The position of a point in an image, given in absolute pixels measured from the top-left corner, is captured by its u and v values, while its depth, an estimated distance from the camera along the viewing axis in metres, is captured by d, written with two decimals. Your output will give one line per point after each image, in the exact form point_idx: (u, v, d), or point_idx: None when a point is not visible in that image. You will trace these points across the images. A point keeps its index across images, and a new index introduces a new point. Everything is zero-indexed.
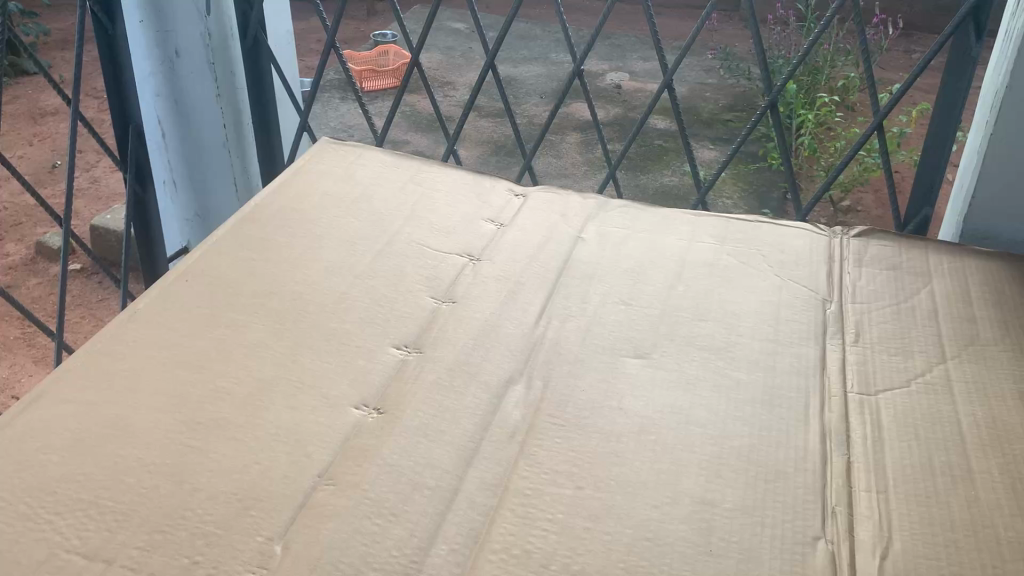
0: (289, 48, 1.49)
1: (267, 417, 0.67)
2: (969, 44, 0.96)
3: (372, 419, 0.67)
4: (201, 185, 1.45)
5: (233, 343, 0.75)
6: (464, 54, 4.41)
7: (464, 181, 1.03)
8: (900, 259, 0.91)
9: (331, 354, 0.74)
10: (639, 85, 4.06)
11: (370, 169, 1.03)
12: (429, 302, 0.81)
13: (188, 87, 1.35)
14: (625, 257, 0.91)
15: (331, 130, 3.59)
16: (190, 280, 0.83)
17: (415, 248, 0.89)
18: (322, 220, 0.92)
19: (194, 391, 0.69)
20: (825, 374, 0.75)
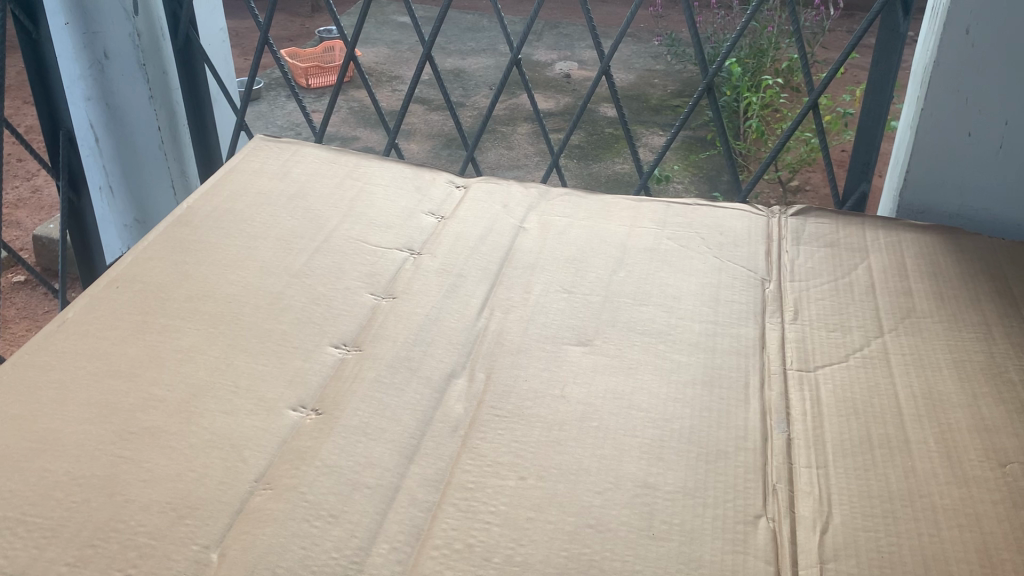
0: (224, 46, 1.46)
1: (202, 422, 0.66)
2: (897, 21, 0.97)
3: (310, 420, 0.66)
4: (139, 190, 1.42)
5: (166, 349, 0.73)
6: (411, 47, 4.38)
7: (404, 174, 1.02)
8: (838, 235, 0.92)
9: (268, 356, 0.73)
10: (588, 73, 4.07)
11: (307, 166, 1.02)
12: (369, 299, 0.80)
13: (120, 89, 1.31)
14: (566, 245, 0.90)
15: (278, 129, 3.54)
16: (122, 286, 0.80)
17: (353, 245, 0.88)
18: (257, 220, 0.91)
19: (126, 400, 0.68)
20: (765, 353, 0.75)
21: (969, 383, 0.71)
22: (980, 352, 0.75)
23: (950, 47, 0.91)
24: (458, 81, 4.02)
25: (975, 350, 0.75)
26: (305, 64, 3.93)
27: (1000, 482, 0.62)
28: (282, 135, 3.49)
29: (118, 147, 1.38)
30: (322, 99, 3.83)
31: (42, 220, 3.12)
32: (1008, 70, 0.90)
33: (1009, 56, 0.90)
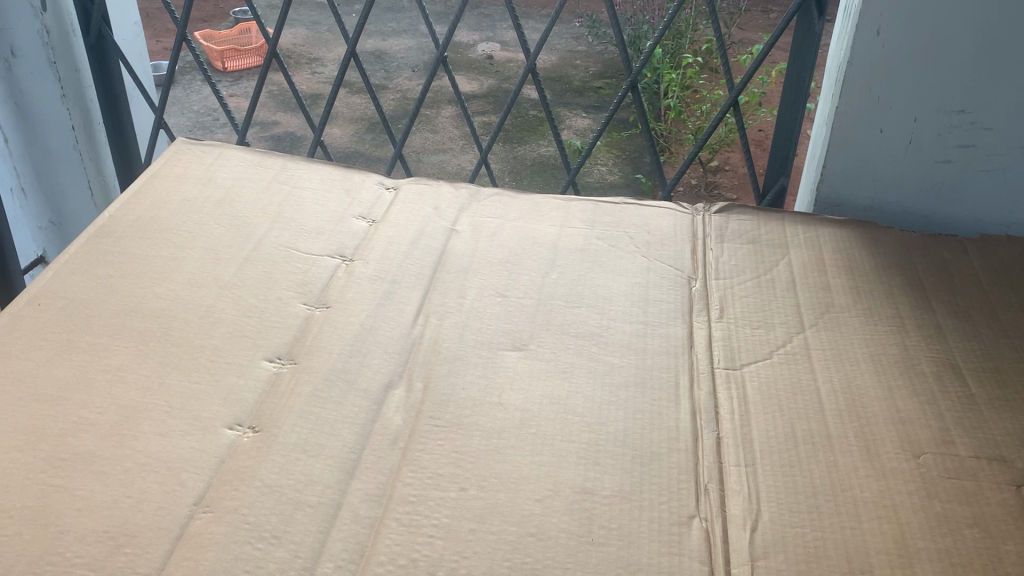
0: (138, 40, 1.42)
1: (135, 445, 0.64)
2: (812, 21, 1.00)
3: (247, 439, 0.66)
4: (53, 191, 1.37)
5: (94, 370, 0.71)
6: (330, 29, 4.29)
7: (333, 176, 1.01)
8: (759, 232, 0.95)
9: (201, 373, 0.72)
10: (510, 55, 4.06)
11: (232, 170, 1.00)
12: (302, 309, 0.80)
13: (29, 88, 1.26)
14: (498, 247, 0.91)
15: (195, 114, 3.44)
16: (43, 303, 0.78)
17: (282, 252, 0.87)
18: (183, 229, 0.89)
19: (55, 426, 0.66)
20: (693, 353, 0.78)
21: (885, 376, 0.75)
22: (894, 345, 0.79)
23: (862, 48, 0.94)
24: (379, 63, 3.96)
25: (890, 343, 0.79)
26: (221, 47, 3.82)
27: (915, 473, 0.65)
28: (200, 121, 3.39)
29: (28, 148, 1.32)
30: (240, 83, 3.73)
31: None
32: (916, 70, 0.94)
33: (917, 57, 0.93)
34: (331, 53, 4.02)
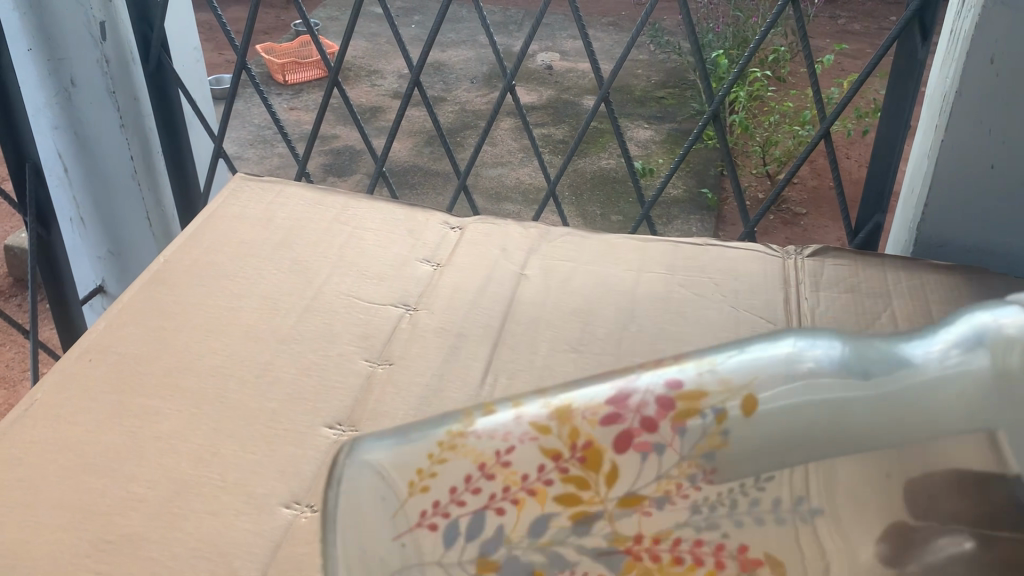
0: (198, 66, 1.39)
1: (186, 527, 0.60)
2: (914, 45, 0.91)
3: (305, 520, 0.61)
4: (112, 222, 1.34)
5: (146, 437, 0.67)
6: (389, 41, 4.27)
7: (396, 215, 0.96)
8: (857, 278, 0.87)
9: (257, 442, 0.67)
10: (569, 64, 3.99)
11: (291, 209, 0.95)
12: (364, 366, 0.75)
13: (89, 119, 1.24)
14: (572, 294, 0.85)
15: (255, 128, 3.45)
16: (94, 359, 0.74)
17: (344, 302, 0.82)
18: (240, 276, 0.85)
19: (103, 502, 0.61)
20: None
21: None
22: None
23: (972, 78, 0.86)
24: (437, 75, 3.93)
25: None
26: (281, 60, 3.82)
27: None
28: (260, 135, 3.39)
29: (87, 178, 1.30)
30: (299, 96, 3.72)
31: (7, 216, 2.92)
32: None
33: None
34: (390, 65, 4.00)
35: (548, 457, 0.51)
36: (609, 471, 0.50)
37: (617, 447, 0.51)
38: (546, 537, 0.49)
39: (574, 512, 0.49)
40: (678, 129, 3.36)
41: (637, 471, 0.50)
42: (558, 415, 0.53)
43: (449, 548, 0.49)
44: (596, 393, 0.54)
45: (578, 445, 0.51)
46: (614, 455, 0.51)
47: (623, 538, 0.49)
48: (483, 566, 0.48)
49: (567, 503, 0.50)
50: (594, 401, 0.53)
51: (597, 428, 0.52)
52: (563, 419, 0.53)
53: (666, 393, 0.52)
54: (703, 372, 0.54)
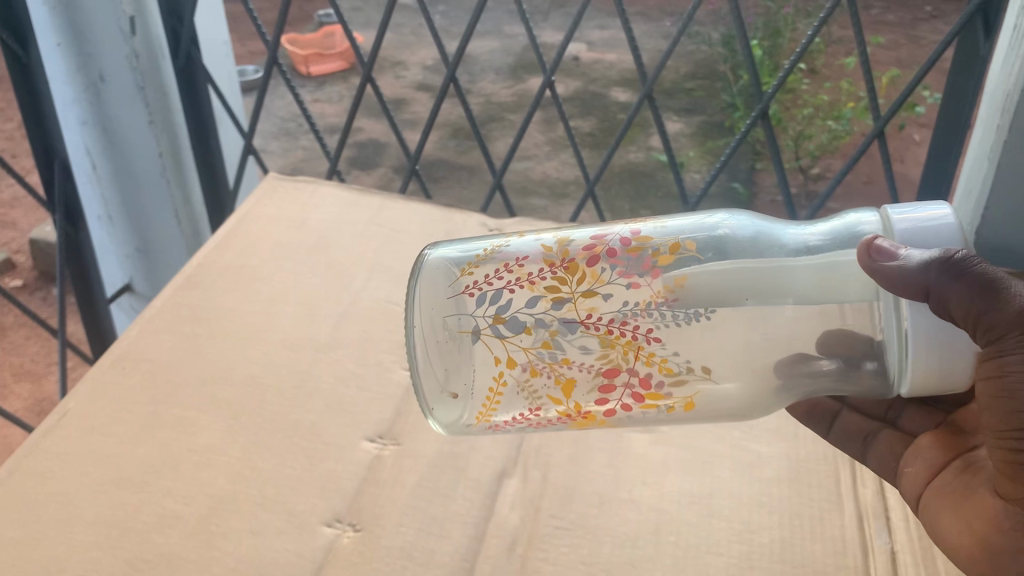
0: (227, 61, 1.37)
1: (225, 547, 0.57)
2: (978, 40, 0.87)
3: (347, 541, 0.58)
4: (140, 219, 1.32)
5: (181, 451, 0.64)
6: (413, 31, 4.23)
7: (433, 216, 0.93)
8: None
9: (296, 456, 0.64)
10: (596, 55, 3.93)
11: (325, 211, 0.93)
12: (405, 377, 0.72)
13: (117, 114, 1.21)
14: None
15: (280, 119, 3.42)
16: (127, 368, 0.72)
17: (382, 308, 0.80)
18: (275, 281, 0.82)
19: (138, 518, 0.59)
20: None
21: None
22: None
23: None
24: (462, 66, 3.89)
25: None
26: (306, 52, 3.79)
27: None
28: (285, 126, 3.37)
29: (115, 174, 1.28)
30: (324, 87, 3.69)
31: (32, 209, 2.91)
32: None
33: None
34: (414, 56, 3.96)
35: (546, 265, 0.61)
36: (583, 276, 0.60)
37: (593, 260, 0.60)
38: (538, 309, 0.60)
39: (556, 296, 0.60)
40: (707, 122, 3.30)
41: (604, 272, 0.60)
42: (558, 242, 0.63)
43: (477, 306, 0.60)
44: (591, 228, 0.64)
45: (567, 258, 0.61)
46: (589, 267, 0.60)
47: (588, 315, 0.59)
48: (496, 318, 0.60)
49: (553, 289, 0.60)
50: (588, 234, 0.63)
51: (580, 248, 0.62)
52: (564, 241, 0.63)
53: (633, 234, 0.61)
54: (649, 226, 0.62)
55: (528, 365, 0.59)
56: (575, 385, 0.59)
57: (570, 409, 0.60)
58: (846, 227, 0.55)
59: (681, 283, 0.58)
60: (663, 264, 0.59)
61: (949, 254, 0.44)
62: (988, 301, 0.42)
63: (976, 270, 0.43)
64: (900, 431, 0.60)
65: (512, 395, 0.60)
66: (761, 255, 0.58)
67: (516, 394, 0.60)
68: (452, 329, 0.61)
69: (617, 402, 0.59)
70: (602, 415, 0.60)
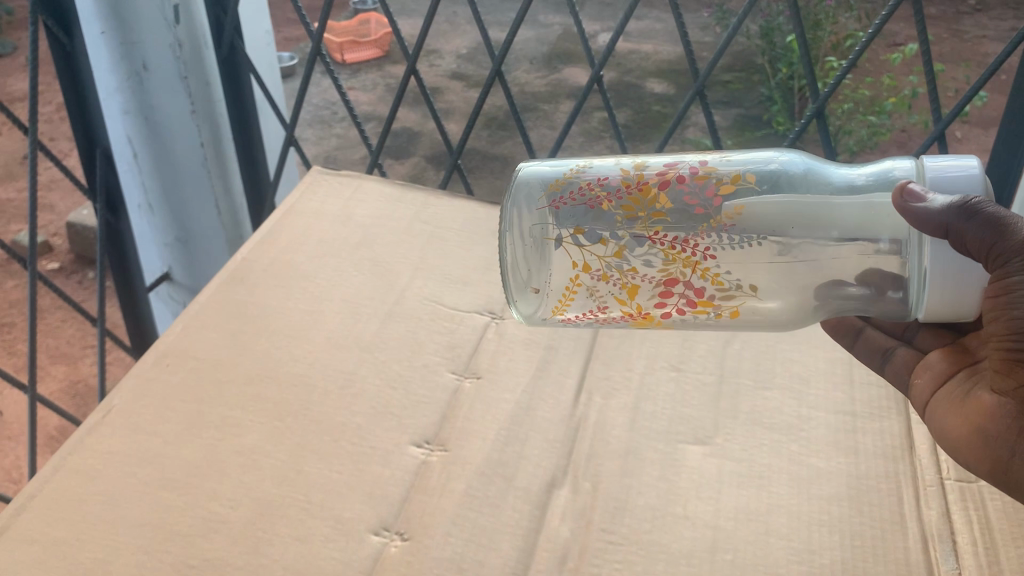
0: (269, 51, 1.36)
1: (271, 553, 0.56)
2: None
3: (395, 550, 0.57)
4: (180, 208, 1.32)
5: (227, 451, 0.64)
6: (447, 19, 4.21)
7: (478, 214, 0.91)
8: None
9: (342, 461, 0.63)
10: (632, 46, 3.89)
11: (370, 207, 0.92)
12: (451, 380, 0.71)
13: (159, 104, 1.21)
14: None
15: (313, 107, 3.42)
16: (172, 365, 0.71)
17: (428, 308, 0.78)
18: (320, 279, 0.81)
19: (184, 522, 0.58)
20: (915, 457, 0.64)
21: None
22: None
23: None
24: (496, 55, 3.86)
25: None
26: (340, 39, 3.78)
27: None
28: (318, 114, 3.36)
29: (157, 164, 1.27)
30: (358, 75, 3.69)
31: (69, 193, 2.94)
32: None
33: None
34: (448, 44, 3.94)
35: (624, 184, 0.63)
36: (656, 196, 0.62)
37: (668, 181, 0.62)
38: (614, 221, 0.62)
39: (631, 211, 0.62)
40: (744, 115, 3.26)
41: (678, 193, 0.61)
42: (635, 165, 0.63)
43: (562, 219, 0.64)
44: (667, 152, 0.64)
45: (642, 177, 0.62)
46: (660, 190, 0.62)
47: (655, 231, 0.61)
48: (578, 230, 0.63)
49: (626, 208, 0.62)
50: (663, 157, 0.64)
51: (658, 170, 0.62)
52: (642, 163, 0.63)
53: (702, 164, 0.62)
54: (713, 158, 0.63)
55: (599, 272, 0.63)
56: (639, 289, 0.62)
57: (634, 311, 0.63)
58: (887, 172, 0.56)
59: (735, 212, 0.60)
60: (725, 193, 0.61)
61: (966, 197, 0.46)
62: (997, 233, 0.44)
63: (987, 211, 0.45)
64: (915, 350, 0.63)
65: (585, 296, 0.64)
66: (806, 193, 0.59)
67: (587, 296, 0.64)
68: (539, 237, 0.65)
69: (675, 307, 0.62)
70: (660, 317, 0.63)
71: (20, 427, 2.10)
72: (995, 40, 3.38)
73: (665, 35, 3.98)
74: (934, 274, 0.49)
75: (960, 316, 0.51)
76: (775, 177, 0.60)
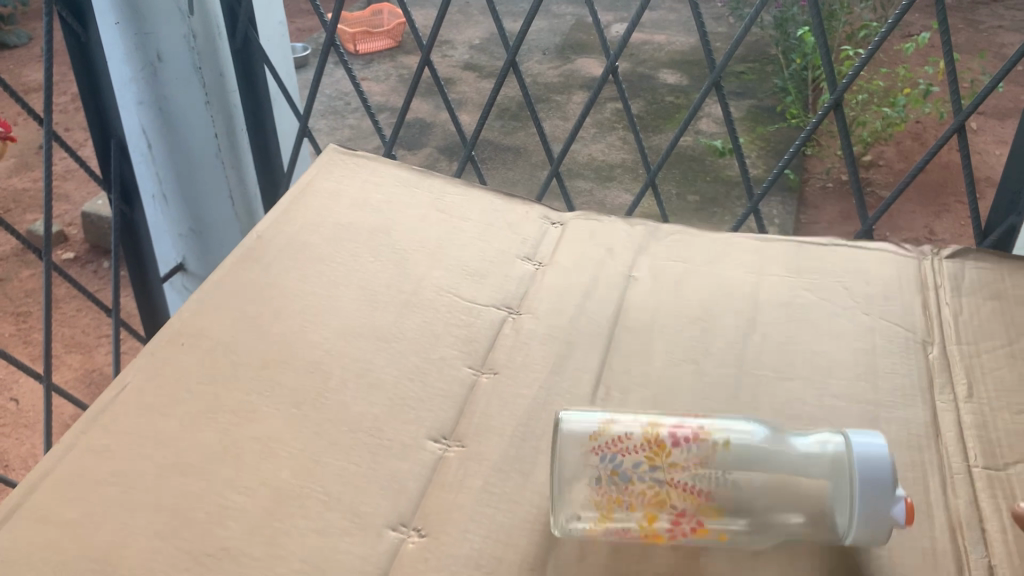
0: (283, 40, 1.36)
1: (288, 545, 0.56)
2: None
3: (412, 545, 0.56)
4: (194, 198, 1.32)
5: (242, 438, 0.63)
6: (460, 10, 4.20)
7: (494, 205, 0.91)
8: (1005, 284, 0.79)
9: (359, 454, 0.63)
10: (645, 37, 3.87)
11: (386, 191, 0.92)
12: (468, 374, 0.70)
13: (174, 94, 1.20)
14: (686, 299, 0.79)
15: (327, 98, 3.42)
16: (186, 347, 0.71)
17: (445, 299, 0.78)
18: (337, 264, 0.81)
19: (198, 509, 0.58)
20: (940, 448, 0.63)
21: None
22: None
23: None
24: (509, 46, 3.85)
25: None
26: (353, 30, 3.78)
27: None
28: (331, 105, 3.36)
29: (171, 153, 1.27)
30: (371, 65, 3.68)
31: (83, 182, 2.95)
32: None
33: None
34: (461, 35, 3.93)
35: (642, 450, 0.59)
36: (675, 458, 0.58)
37: (681, 444, 0.59)
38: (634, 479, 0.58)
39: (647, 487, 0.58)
40: (758, 106, 3.23)
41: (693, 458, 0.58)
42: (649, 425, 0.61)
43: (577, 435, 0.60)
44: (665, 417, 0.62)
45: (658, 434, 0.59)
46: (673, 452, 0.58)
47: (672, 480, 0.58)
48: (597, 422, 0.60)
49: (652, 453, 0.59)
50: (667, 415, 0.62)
51: (672, 431, 0.59)
52: (653, 423, 0.61)
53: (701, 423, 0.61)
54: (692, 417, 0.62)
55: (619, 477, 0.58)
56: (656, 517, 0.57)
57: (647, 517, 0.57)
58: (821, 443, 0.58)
59: (709, 490, 0.57)
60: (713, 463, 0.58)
61: None
62: None
63: None
64: None
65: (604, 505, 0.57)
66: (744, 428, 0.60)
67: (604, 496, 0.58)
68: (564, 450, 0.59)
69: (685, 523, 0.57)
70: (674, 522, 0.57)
71: (35, 416, 2.11)
72: (1012, 31, 3.35)
73: (679, 26, 3.95)
74: (857, 506, 0.53)
75: (868, 542, 0.54)
76: (751, 450, 0.59)
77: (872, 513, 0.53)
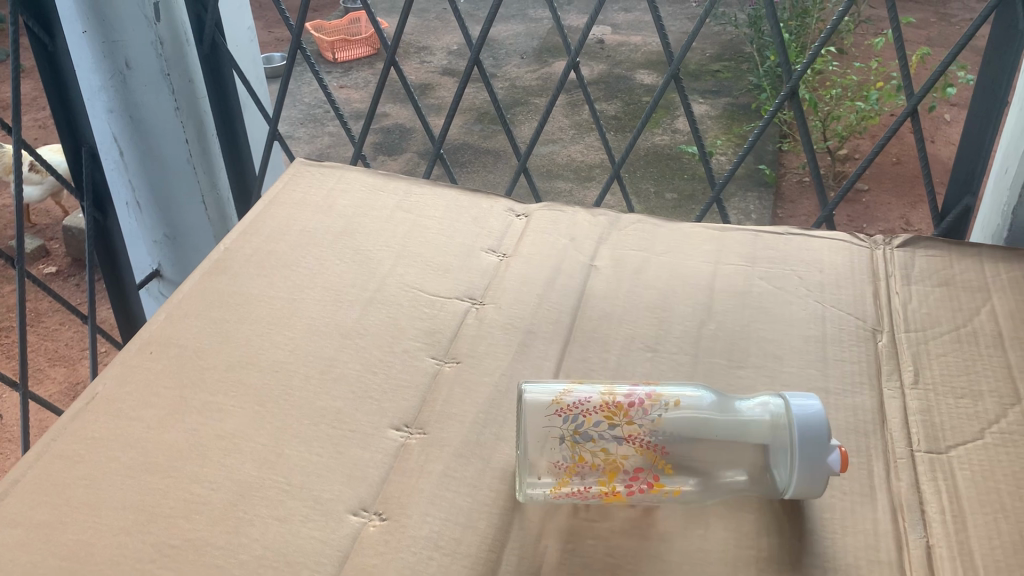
0: (252, 46, 1.38)
1: (250, 534, 0.57)
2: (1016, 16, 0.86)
3: (373, 529, 0.58)
4: (167, 205, 1.33)
5: (208, 437, 0.64)
6: (438, 16, 4.22)
7: (459, 205, 0.93)
8: (952, 272, 0.81)
9: (322, 444, 0.64)
10: (621, 38, 3.90)
11: (353, 197, 0.93)
12: (430, 364, 0.72)
13: (145, 102, 1.21)
14: (644, 287, 0.81)
15: (306, 106, 3.43)
16: (155, 354, 0.72)
17: (408, 294, 0.79)
18: (303, 266, 0.83)
19: (165, 504, 0.59)
20: (887, 430, 0.65)
21: None
22: None
23: None
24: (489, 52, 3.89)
25: None
26: (331, 38, 3.79)
27: None
28: (311, 113, 3.37)
29: (143, 161, 1.28)
30: (350, 73, 3.69)
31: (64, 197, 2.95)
32: None
33: None
34: (439, 41, 3.95)
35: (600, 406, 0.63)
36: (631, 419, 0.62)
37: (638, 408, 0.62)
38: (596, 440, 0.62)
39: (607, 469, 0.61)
40: (733, 104, 3.26)
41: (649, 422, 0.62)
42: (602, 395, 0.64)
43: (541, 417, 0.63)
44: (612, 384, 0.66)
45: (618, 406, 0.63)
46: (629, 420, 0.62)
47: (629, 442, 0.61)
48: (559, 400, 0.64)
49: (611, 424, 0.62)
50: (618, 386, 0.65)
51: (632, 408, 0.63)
52: (611, 390, 0.65)
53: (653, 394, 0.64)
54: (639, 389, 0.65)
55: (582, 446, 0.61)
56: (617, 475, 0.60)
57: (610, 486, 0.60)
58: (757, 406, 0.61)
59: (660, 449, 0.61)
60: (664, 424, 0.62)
61: None
62: None
63: None
64: None
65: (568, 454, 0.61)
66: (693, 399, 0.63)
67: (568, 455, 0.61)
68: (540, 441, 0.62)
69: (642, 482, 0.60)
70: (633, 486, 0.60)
71: (17, 430, 2.11)
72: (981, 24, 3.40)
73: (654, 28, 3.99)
74: (795, 467, 0.56)
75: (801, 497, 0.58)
76: (704, 416, 0.62)
77: (807, 469, 0.56)
